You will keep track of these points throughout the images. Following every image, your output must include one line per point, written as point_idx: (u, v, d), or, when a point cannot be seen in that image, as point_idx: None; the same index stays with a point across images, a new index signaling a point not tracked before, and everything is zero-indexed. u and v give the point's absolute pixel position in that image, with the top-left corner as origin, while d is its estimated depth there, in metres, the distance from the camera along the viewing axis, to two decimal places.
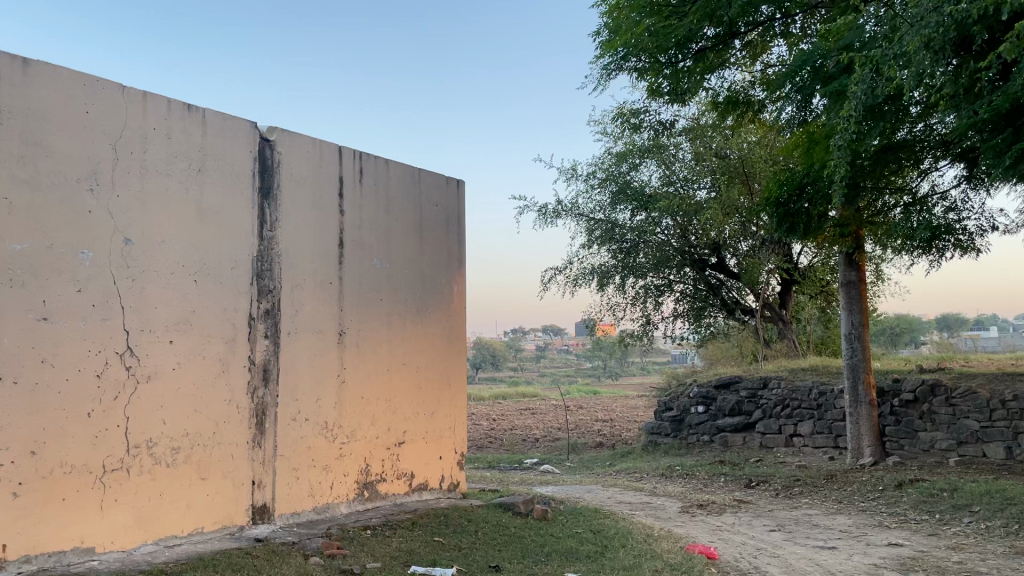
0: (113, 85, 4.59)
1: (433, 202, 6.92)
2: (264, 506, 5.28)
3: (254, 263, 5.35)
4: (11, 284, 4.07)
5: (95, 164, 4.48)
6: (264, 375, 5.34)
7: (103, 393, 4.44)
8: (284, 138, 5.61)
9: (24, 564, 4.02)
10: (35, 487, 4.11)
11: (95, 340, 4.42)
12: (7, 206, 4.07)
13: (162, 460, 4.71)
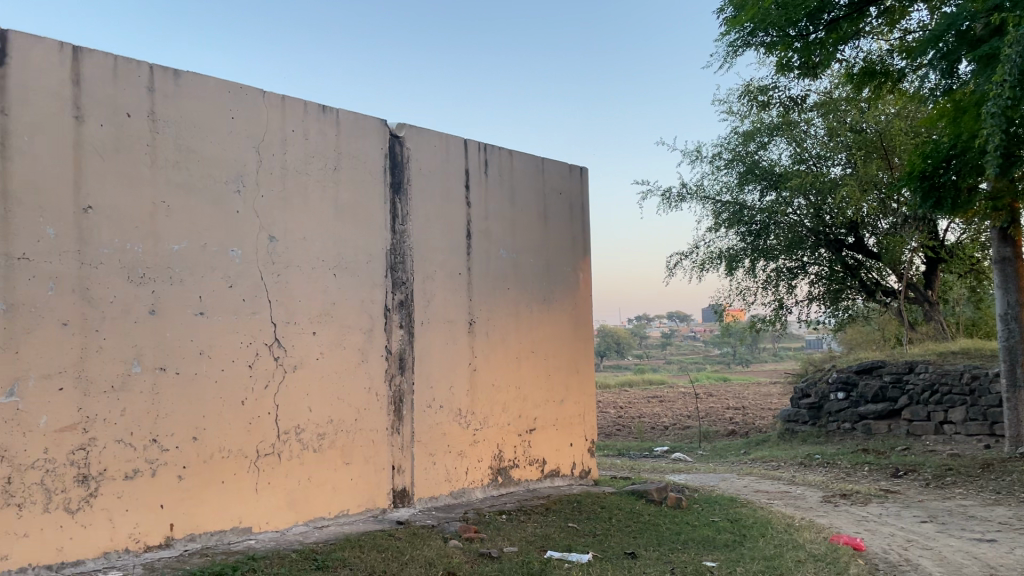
0: (255, 91, 4.84)
1: (557, 191, 6.93)
2: (404, 490, 5.46)
3: (388, 256, 5.52)
4: (170, 282, 4.38)
5: (242, 166, 4.75)
6: (400, 364, 5.51)
7: (255, 382, 4.71)
8: (412, 133, 5.75)
9: (190, 542, 4.34)
10: (198, 470, 4.42)
11: (247, 332, 4.70)
12: (165, 210, 4.39)
13: (309, 446, 4.95)
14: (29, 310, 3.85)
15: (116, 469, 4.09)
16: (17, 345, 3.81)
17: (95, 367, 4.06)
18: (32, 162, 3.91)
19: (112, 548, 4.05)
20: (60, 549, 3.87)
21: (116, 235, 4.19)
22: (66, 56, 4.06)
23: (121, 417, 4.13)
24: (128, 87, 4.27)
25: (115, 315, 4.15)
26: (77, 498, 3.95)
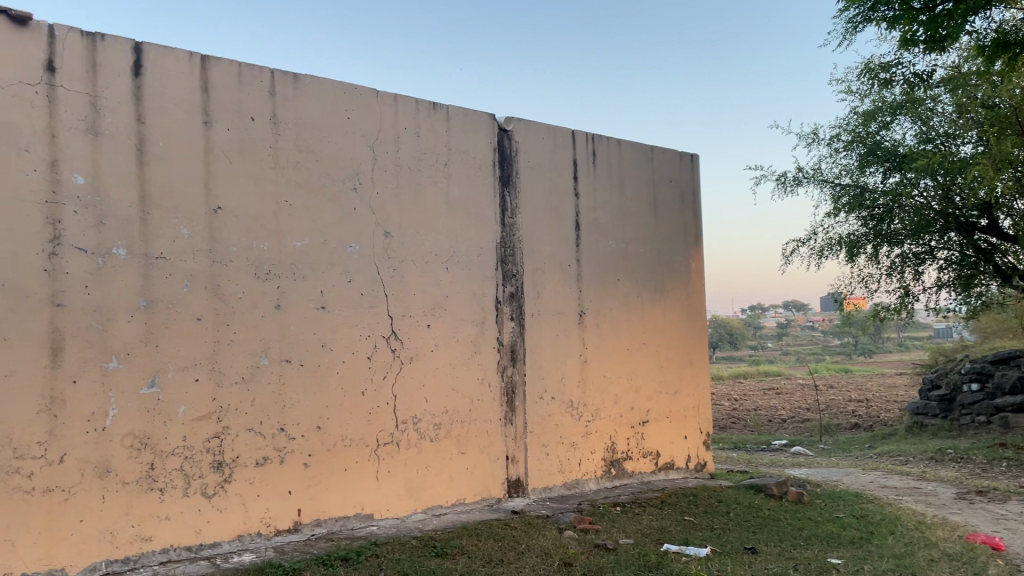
0: (369, 91, 4.99)
1: (667, 179, 6.83)
2: (518, 480, 5.52)
3: (499, 249, 5.58)
4: (293, 278, 4.57)
5: (358, 165, 4.90)
6: (512, 355, 5.57)
7: (373, 373, 4.86)
8: (521, 127, 5.78)
9: (316, 527, 4.52)
10: (323, 458, 4.60)
11: (365, 325, 4.85)
12: (288, 209, 4.58)
13: (426, 435, 5.07)
14: (167, 306, 4.11)
15: (247, 457, 4.31)
16: (157, 338, 4.06)
17: (227, 359, 4.29)
18: (167, 167, 4.16)
19: (246, 531, 4.27)
20: (198, 532, 4.11)
21: (243, 234, 4.40)
22: (195, 65, 4.30)
23: (251, 407, 4.35)
24: (251, 92, 4.49)
25: (244, 310, 4.37)
26: (213, 483, 4.19)
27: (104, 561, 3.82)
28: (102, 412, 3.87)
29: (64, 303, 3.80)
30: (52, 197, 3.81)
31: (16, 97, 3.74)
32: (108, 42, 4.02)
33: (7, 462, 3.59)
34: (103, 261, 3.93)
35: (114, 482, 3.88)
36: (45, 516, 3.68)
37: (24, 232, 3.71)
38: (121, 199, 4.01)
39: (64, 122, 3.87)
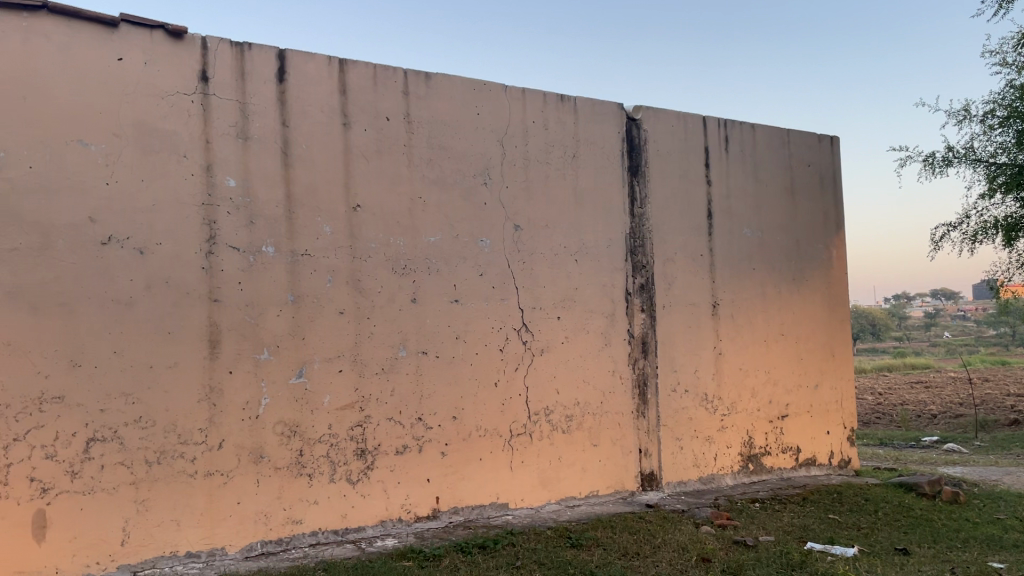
0: (498, 86, 5.04)
1: (804, 164, 6.56)
2: (652, 474, 5.46)
3: (629, 240, 5.52)
4: (428, 272, 4.69)
5: (488, 160, 4.97)
6: (644, 347, 5.51)
7: (506, 365, 4.92)
8: (650, 115, 5.70)
9: (454, 515, 4.63)
10: (459, 447, 4.70)
11: (497, 317, 4.92)
12: (422, 205, 4.70)
13: (559, 427, 5.09)
14: (312, 300, 4.30)
15: (388, 445, 4.47)
16: (303, 331, 4.27)
17: (368, 351, 4.45)
18: (309, 168, 4.36)
19: (388, 517, 4.42)
20: (344, 516, 4.30)
21: (381, 230, 4.55)
22: (334, 69, 4.48)
23: (391, 397, 4.50)
24: (386, 92, 4.63)
25: (383, 304, 4.52)
26: (357, 470, 4.36)
27: (259, 542, 4.05)
28: (255, 400, 4.10)
29: (220, 298, 4.05)
30: (208, 199, 4.07)
31: (174, 106, 4.02)
32: (255, 51, 4.25)
33: (173, 446, 3.88)
34: (253, 259, 4.16)
35: (267, 467, 4.11)
36: (207, 498, 3.94)
37: (184, 233, 3.99)
38: (268, 199, 4.23)
39: (217, 128, 4.13)
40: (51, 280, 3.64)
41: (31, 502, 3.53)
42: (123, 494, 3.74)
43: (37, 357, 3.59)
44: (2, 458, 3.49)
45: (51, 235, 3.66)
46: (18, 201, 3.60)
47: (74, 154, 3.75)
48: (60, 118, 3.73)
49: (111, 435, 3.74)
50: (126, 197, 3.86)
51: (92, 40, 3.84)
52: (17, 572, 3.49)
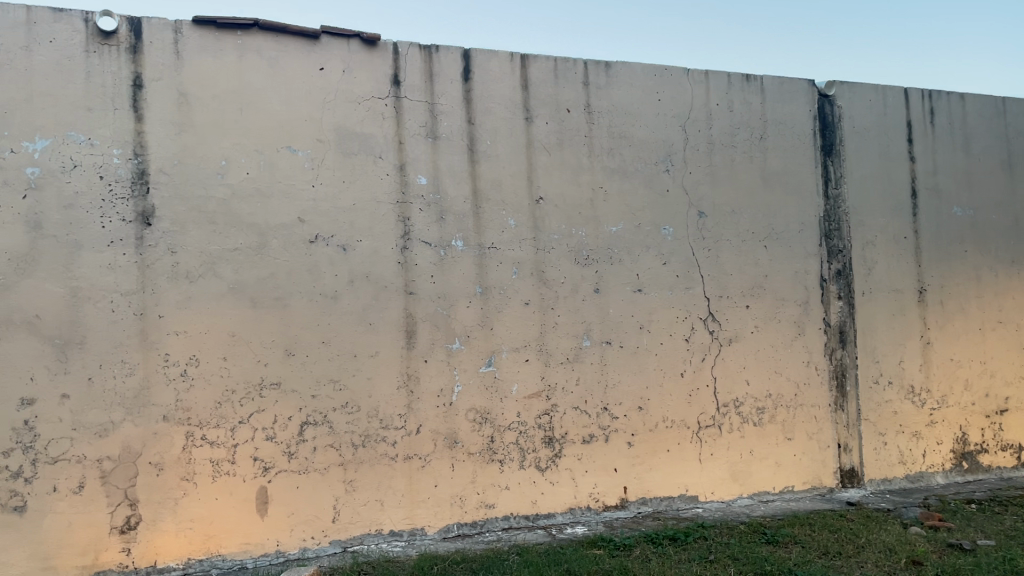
0: (680, 71, 4.95)
1: (1023, 134, 5.95)
2: (852, 470, 5.18)
3: (823, 223, 5.24)
4: (612, 261, 4.68)
5: (670, 146, 4.89)
6: (841, 336, 5.21)
7: (692, 355, 4.82)
8: (843, 90, 5.37)
9: (642, 505, 4.61)
10: (646, 438, 4.67)
11: (683, 307, 4.82)
12: (604, 194, 4.70)
13: (750, 419, 4.93)
14: (499, 292, 4.42)
15: (575, 434, 4.51)
16: (492, 322, 4.39)
17: (554, 341, 4.51)
18: (495, 163, 4.47)
19: (577, 505, 4.47)
20: (534, 502, 4.39)
21: (564, 222, 4.59)
22: (517, 64, 4.57)
23: (577, 387, 4.54)
24: (567, 84, 4.67)
25: (567, 294, 4.56)
26: (546, 458, 4.44)
27: (455, 524, 4.22)
28: (449, 388, 4.27)
29: (415, 291, 4.25)
30: (402, 197, 4.27)
31: (370, 110, 4.26)
32: (442, 52, 4.42)
33: (376, 431, 4.12)
34: (444, 252, 4.32)
35: (461, 453, 4.27)
36: (407, 480, 4.16)
37: (381, 230, 4.22)
38: (457, 194, 4.38)
39: (409, 129, 4.33)
40: (267, 276, 3.98)
41: (254, 479, 3.88)
42: (333, 475, 4.02)
43: (257, 347, 3.94)
44: (230, 438, 3.86)
45: (266, 235, 4.00)
46: (238, 205, 3.96)
47: (284, 160, 4.06)
48: (271, 127, 4.06)
49: (322, 420, 4.02)
50: (329, 197, 4.13)
51: (297, 54, 4.15)
52: (245, 542, 3.84)
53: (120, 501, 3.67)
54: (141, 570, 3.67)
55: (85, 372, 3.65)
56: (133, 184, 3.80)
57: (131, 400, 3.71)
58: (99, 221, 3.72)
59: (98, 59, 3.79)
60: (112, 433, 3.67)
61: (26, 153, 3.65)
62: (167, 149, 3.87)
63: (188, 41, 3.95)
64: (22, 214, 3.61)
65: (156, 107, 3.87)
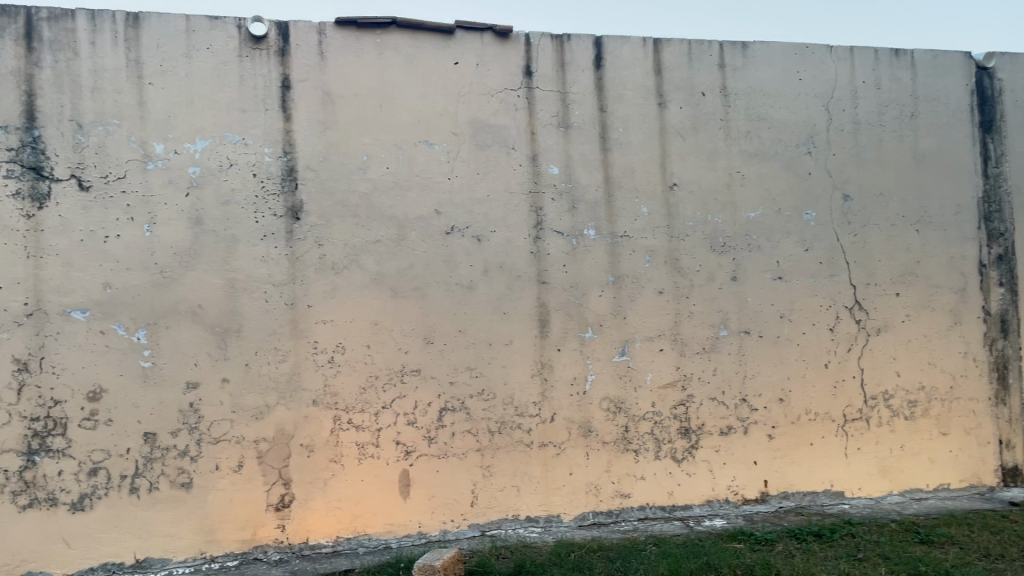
0: (822, 48, 4.74)
1: None
2: (1015, 468, 4.83)
3: (982, 205, 4.90)
4: (750, 248, 4.55)
5: (812, 127, 4.69)
6: (1003, 326, 4.86)
7: (837, 345, 4.62)
8: (1005, 61, 5.00)
9: (784, 500, 4.47)
10: (787, 431, 4.52)
11: (826, 295, 4.62)
12: (740, 179, 4.57)
13: (900, 413, 4.68)
14: (633, 280, 4.38)
15: (712, 425, 4.43)
16: (626, 311, 4.36)
17: (690, 330, 4.43)
18: (628, 150, 4.44)
19: (715, 497, 4.39)
20: (671, 493, 4.34)
21: (699, 209, 4.50)
22: (649, 50, 4.51)
23: (714, 377, 4.45)
24: (701, 68, 4.57)
25: (703, 283, 4.47)
26: (682, 449, 4.38)
27: (591, 512, 4.23)
28: (583, 376, 4.28)
29: (548, 280, 4.28)
30: (535, 187, 4.31)
31: (503, 102, 4.31)
32: (574, 41, 4.42)
33: (512, 418, 4.18)
34: (577, 242, 4.33)
35: (596, 442, 4.27)
36: (543, 467, 4.20)
37: (515, 220, 4.27)
38: (590, 183, 4.37)
39: (542, 119, 4.35)
40: (406, 267, 4.10)
41: (397, 463, 4.02)
42: (471, 460, 4.12)
43: (398, 335, 4.07)
44: (374, 423, 4.01)
45: (405, 227, 4.12)
46: (379, 199, 4.10)
47: (421, 154, 4.18)
48: (409, 122, 4.18)
49: (460, 406, 4.12)
50: (465, 189, 4.22)
51: (433, 49, 4.25)
52: (389, 523, 4.00)
53: (274, 480, 3.89)
54: (294, 546, 3.88)
55: (242, 358, 3.88)
56: (283, 181, 4.00)
57: (284, 385, 3.92)
58: (253, 216, 3.95)
59: (249, 63, 4.02)
60: (266, 416, 3.90)
61: (188, 153, 3.91)
62: (313, 146, 4.05)
63: (331, 42, 4.12)
64: (185, 211, 3.88)
65: (302, 107, 4.06)
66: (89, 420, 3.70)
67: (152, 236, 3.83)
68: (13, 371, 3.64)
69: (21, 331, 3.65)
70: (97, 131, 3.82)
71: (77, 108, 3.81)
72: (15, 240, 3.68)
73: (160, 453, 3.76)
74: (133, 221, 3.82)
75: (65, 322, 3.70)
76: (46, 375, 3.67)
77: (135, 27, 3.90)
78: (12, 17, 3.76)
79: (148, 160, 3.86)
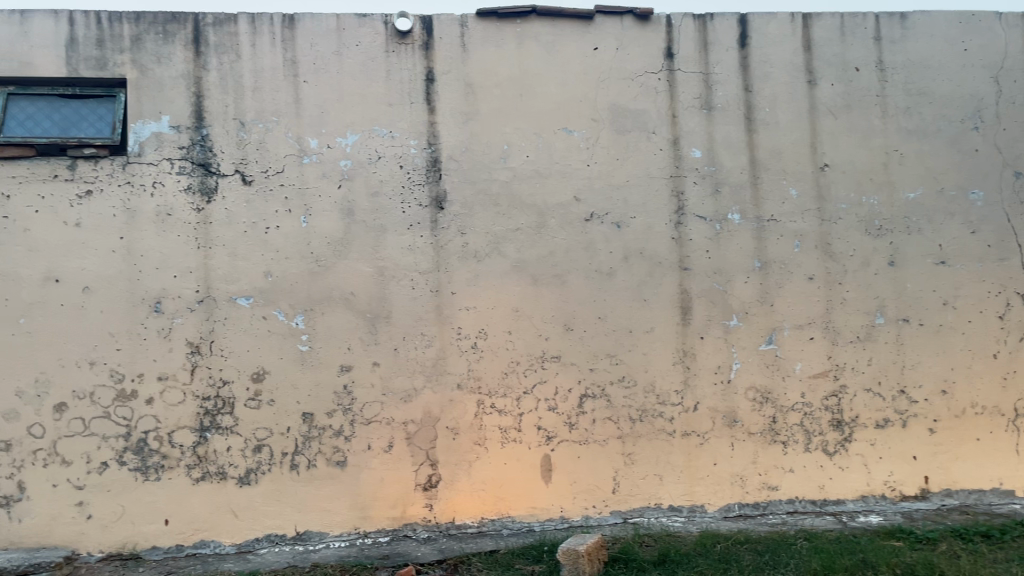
0: (990, 15, 4.41)
1: None
2: None
3: None
4: (909, 231, 4.29)
5: (979, 100, 4.37)
6: None
7: (1007, 335, 4.28)
8: None
9: (946, 498, 4.21)
10: (951, 425, 4.25)
11: (995, 280, 4.28)
12: (898, 158, 4.32)
13: None
14: (780, 266, 4.23)
15: (867, 417, 4.22)
16: (773, 298, 4.22)
17: (842, 317, 4.24)
18: (774, 131, 4.28)
19: (870, 493, 4.19)
20: (822, 487, 4.18)
21: (853, 190, 4.29)
22: (797, 26, 4.34)
23: (869, 367, 4.24)
24: (854, 42, 4.36)
25: (856, 268, 4.26)
26: (834, 441, 4.20)
27: (737, 504, 4.14)
28: (727, 365, 4.18)
29: (691, 266, 4.20)
30: (676, 171, 4.23)
31: (644, 85, 4.26)
32: (717, 20, 4.31)
33: (654, 406, 4.14)
34: (720, 227, 4.22)
35: (741, 432, 4.17)
36: (687, 456, 4.14)
37: (657, 205, 4.21)
38: (734, 166, 4.25)
39: (683, 102, 4.27)
40: (547, 254, 4.13)
41: (539, 447, 4.07)
42: (613, 447, 4.11)
43: (539, 322, 4.11)
44: (516, 408, 4.07)
45: (545, 214, 4.15)
46: (520, 187, 4.14)
47: (561, 141, 4.19)
48: (549, 109, 4.20)
49: (601, 393, 4.12)
50: (605, 175, 4.20)
51: (572, 36, 4.25)
52: (532, 506, 4.05)
53: (422, 461, 4.02)
54: (441, 525, 4.00)
55: (391, 343, 4.03)
56: (427, 172, 4.12)
57: (430, 369, 4.05)
58: (400, 207, 4.08)
59: (395, 58, 4.15)
60: (413, 399, 4.03)
61: (339, 147, 4.09)
62: (456, 137, 4.14)
63: (473, 33, 4.20)
64: (337, 202, 4.05)
65: (446, 99, 4.16)
66: (254, 400, 3.95)
67: (308, 226, 4.03)
68: (187, 354, 3.92)
69: (193, 316, 3.94)
70: (258, 129, 4.05)
71: (240, 107, 4.05)
72: (188, 232, 3.96)
73: (317, 432, 3.97)
74: (291, 213, 4.03)
75: (231, 308, 3.96)
76: (215, 358, 3.94)
77: (291, 27, 4.12)
78: (182, 24, 4.05)
79: (304, 155, 4.06)
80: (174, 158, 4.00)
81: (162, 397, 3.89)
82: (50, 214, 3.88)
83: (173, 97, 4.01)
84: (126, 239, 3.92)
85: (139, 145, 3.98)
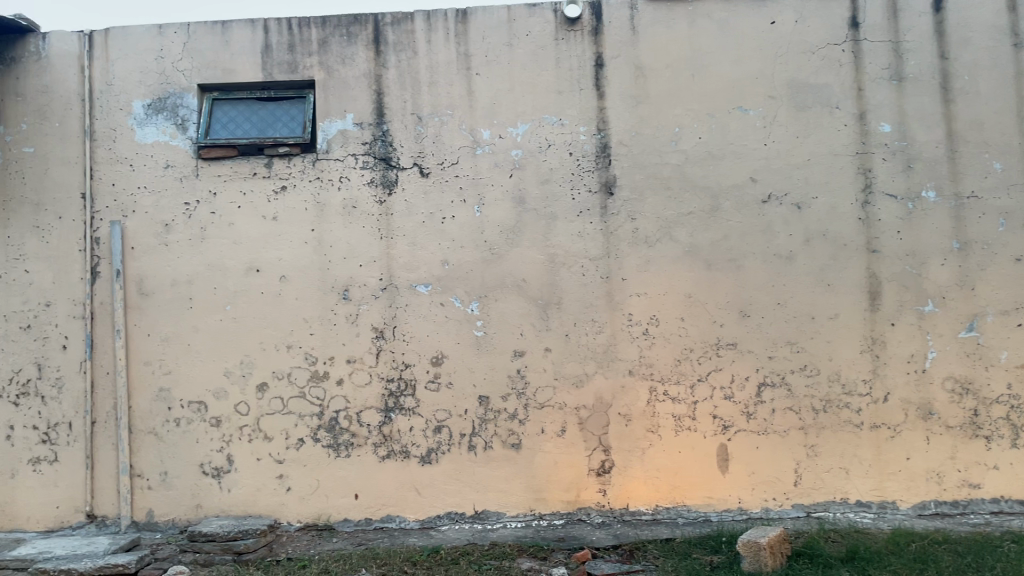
0: None
1: None
2: None
3: None
4: None
5: None
6: None
7: None
8: None
9: None
10: None
11: None
12: None
13: None
14: (982, 247, 3.91)
15: None
16: (973, 282, 3.91)
17: None
18: (974, 100, 3.96)
19: None
20: None
21: None
22: None
23: None
24: None
25: None
26: None
27: (933, 501, 3.88)
28: (921, 354, 3.92)
29: (880, 249, 3.96)
30: (862, 148, 4.00)
31: (826, 58, 4.04)
32: None
33: (838, 396, 3.95)
34: (913, 205, 3.95)
35: (938, 425, 3.89)
36: (875, 449, 3.92)
37: (840, 184, 4.00)
38: (928, 140, 3.97)
39: (870, 74, 4.02)
40: (721, 238, 4.03)
41: (715, 436, 3.99)
42: (794, 438, 3.96)
43: (714, 309, 4.02)
44: (690, 395, 4.01)
45: (720, 197, 4.04)
46: (692, 170, 4.06)
47: (736, 120, 4.06)
48: (723, 89, 4.08)
49: (780, 381, 3.97)
50: (783, 155, 4.03)
51: (747, 11, 4.10)
52: (709, 496, 3.98)
53: (595, 446, 4.04)
54: (616, 510, 4.01)
55: (563, 329, 4.07)
56: (597, 158, 4.11)
57: (602, 355, 4.05)
58: (571, 194, 4.11)
59: (565, 45, 4.17)
60: (586, 384, 4.06)
61: (511, 137, 4.16)
62: (626, 122, 4.11)
63: (643, 15, 4.14)
64: (509, 191, 4.14)
65: (616, 84, 4.13)
66: (433, 383, 4.11)
67: (482, 216, 4.14)
68: (372, 338, 4.14)
69: (377, 303, 4.15)
70: (434, 122, 4.20)
71: (417, 102, 4.22)
72: (372, 224, 4.17)
73: (493, 415, 4.08)
74: (466, 203, 4.15)
75: (412, 295, 4.14)
76: (398, 342, 4.13)
77: (464, 22, 4.23)
78: (363, 25, 4.26)
79: (477, 146, 4.17)
80: (358, 153, 4.21)
81: (351, 379, 4.14)
82: (251, 209, 4.21)
83: (356, 95, 4.23)
84: (317, 231, 4.19)
85: (327, 143, 4.23)
